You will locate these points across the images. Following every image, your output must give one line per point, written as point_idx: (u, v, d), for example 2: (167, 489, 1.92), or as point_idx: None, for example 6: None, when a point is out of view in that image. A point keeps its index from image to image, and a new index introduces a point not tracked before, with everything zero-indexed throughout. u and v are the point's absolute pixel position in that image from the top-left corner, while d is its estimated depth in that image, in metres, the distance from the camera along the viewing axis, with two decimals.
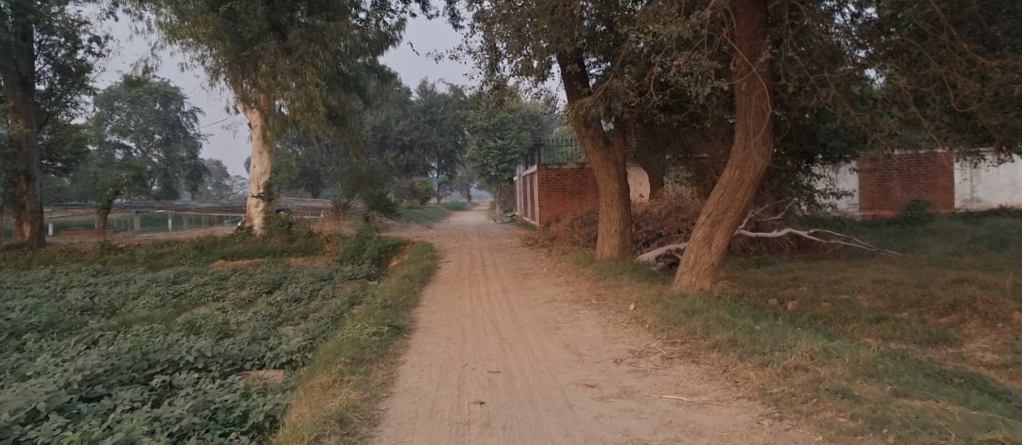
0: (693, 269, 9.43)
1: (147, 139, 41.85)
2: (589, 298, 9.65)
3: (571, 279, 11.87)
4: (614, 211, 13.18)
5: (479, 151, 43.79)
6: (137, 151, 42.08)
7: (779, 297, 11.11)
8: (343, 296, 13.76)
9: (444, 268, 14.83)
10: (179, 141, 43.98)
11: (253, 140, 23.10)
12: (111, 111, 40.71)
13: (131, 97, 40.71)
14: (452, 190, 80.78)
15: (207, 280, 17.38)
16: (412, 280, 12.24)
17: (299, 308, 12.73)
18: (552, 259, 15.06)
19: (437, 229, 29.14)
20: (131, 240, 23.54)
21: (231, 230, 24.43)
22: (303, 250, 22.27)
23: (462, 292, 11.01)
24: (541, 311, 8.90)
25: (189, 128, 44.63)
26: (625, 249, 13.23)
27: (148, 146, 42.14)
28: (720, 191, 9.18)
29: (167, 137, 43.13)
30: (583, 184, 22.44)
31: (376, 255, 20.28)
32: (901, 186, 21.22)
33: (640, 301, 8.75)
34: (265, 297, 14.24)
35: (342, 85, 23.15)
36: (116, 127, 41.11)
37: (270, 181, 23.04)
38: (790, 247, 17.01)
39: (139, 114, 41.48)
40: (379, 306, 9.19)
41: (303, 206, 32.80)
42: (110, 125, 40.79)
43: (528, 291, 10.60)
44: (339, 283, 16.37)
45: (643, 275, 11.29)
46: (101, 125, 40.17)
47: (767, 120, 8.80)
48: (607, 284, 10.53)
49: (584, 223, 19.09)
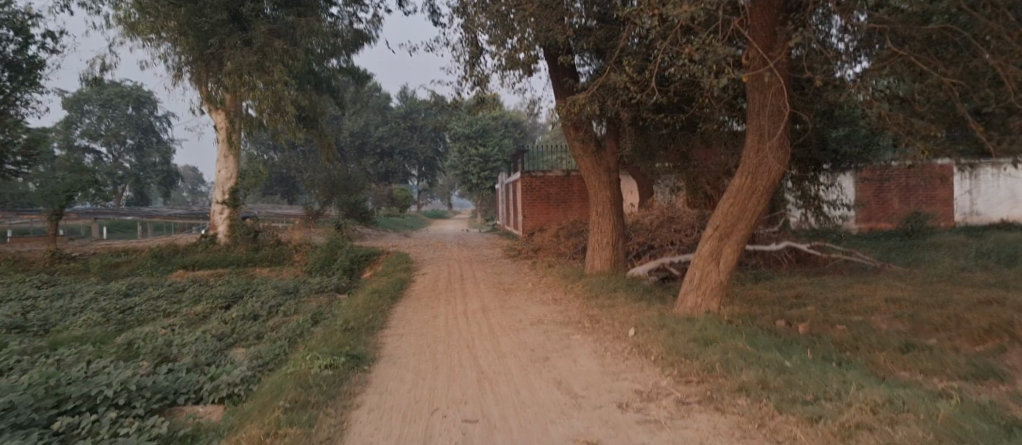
0: (698, 290, 8.35)
1: (118, 144, 40.01)
2: (581, 321, 8.50)
3: (559, 297, 10.70)
4: (605, 221, 12.10)
5: (459, 158, 42.60)
6: (107, 156, 40.26)
7: (788, 319, 10.07)
8: (307, 313, 12.41)
9: (420, 282, 13.58)
10: (152, 146, 42.13)
11: (219, 143, 21.72)
12: (80, 115, 38.85)
13: (101, 100, 38.85)
14: (432, 197, 79.51)
15: (163, 292, 15.98)
16: (383, 296, 10.98)
17: (257, 327, 11.34)
18: (537, 273, 13.87)
19: (414, 238, 27.85)
20: (84, 248, 21.81)
21: (194, 238, 22.95)
22: (269, 260, 20.89)
23: (437, 311, 9.83)
24: (527, 335, 7.73)
25: (162, 133, 42.77)
26: (617, 263, 12.12)
27: (119, 151, 40.31)
28: (730, 200, 8.15)
29: (140, 142, 41.24)
30: (569, 193, 21.35)
31: (348, 266, 18.99)
32: (899, 197, 20.58)
33: (641, 325, 7.62)
34: (219, 314, 12.82)
35: (314, 86, 21.90)
36: (86, 130, 39.24)
37: (235, 187, 21.66)
38: (789, 261, 16.17)
39: (110, 117, 39.60)
40: (340, 329, 7.94)
41: (274, 213, 31.28)
42: (79, 129, 38.91)
43: (511, 311, 9.46)
44: (306, 297, 15.06)
45: (639, 293, 10.16)
46: (68, 128, 38.29)
47: (784, 120, 7.84)
48: (600, 304, 9.39)
49: (570, 233, 18.00)
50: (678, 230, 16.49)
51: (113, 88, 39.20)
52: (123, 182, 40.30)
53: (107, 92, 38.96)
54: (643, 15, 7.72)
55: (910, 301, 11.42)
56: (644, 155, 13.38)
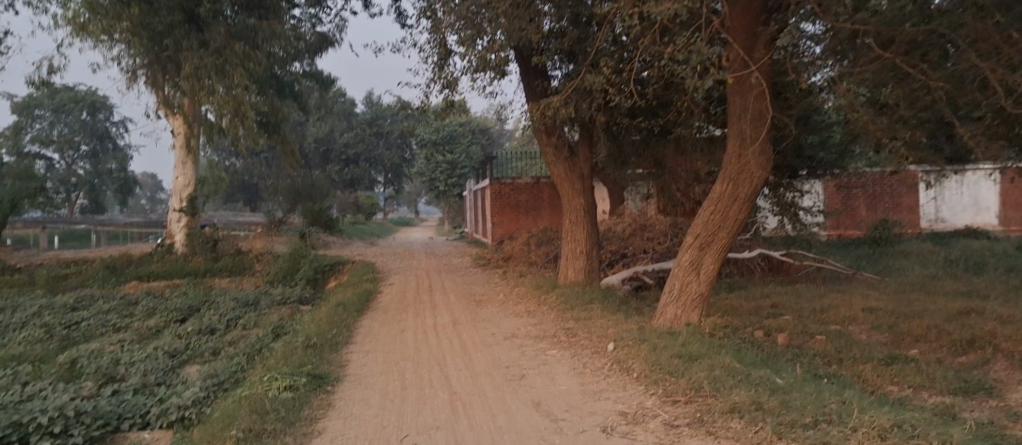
0: (678, 302, 8.07)
1: (71, 150, 38.37)
2: (557, 336, 8.14)
3: (533, 308, 10.33)
4: (579, 229, 11.78)
5: (427, 165, 42.04)
6: (60, 162, 38.63)
7: (766, 331, 9.89)
8: (268, 327, 11.79)
9: (386, 293, 13.06)
10: (108, 152, 40.56)
11: (176, 149, 20.86)
12: (31, 120, 37.17)
13: (53, 104, 37.24)
14: (399, 205, 78.57)
15: (113, 305, 15.14)
16: (348, 309, 10.46)
17: (213, 343, 10.68)
18: (509, 284, 13.49)
19: (380, 247, 27.21)
20: (31, 259, 20.68)
21: (149, 248, 21.98)
22: (228, 269, 20.09)
23: (405, 325, 9.36)
24: (500, 351, 7.35)
25: (119, 139, 41.18)
26: (591, 274, 11.82)
27: (72, 158, 38.66)
28: (710, 209, 7.91)
29: (95, 149, 39.66)
30: (539, 200, 21.01)
31: (312, 276, 18.34)
32: (866, 205, 20.80)
33: (621, 339, 7.31)
34: (172, 329, 12.08)
35: (276, 90, 21.21)
36: (37, 136, 37.43)
37: (193, 194, 20.82)
38: (761, 269, 16.11)
39: (63, 122, 37.83)
40: (302, 345, 7.41)
41: (234, 221, 30.26)
42: (29, 134, 37.18)
43: (483, 325, 9.04)
44: (267, 310, 14.40)
45: (615, 305, 9.86)
46: (17, 134, 36.58)
47: (767, 125, 7.65)
48: (576, 316, 9.03)
49: (541, 242, 17.67)
50: (651, 238, 16.35)
51: (66, 92, 37.60)
52: (77, 189, 38.70)
53: (60, 97, 37.36)
54: (623, 14, 7.46)
55: (885, 310, 11.36)
56: (617, 163, 13.16)
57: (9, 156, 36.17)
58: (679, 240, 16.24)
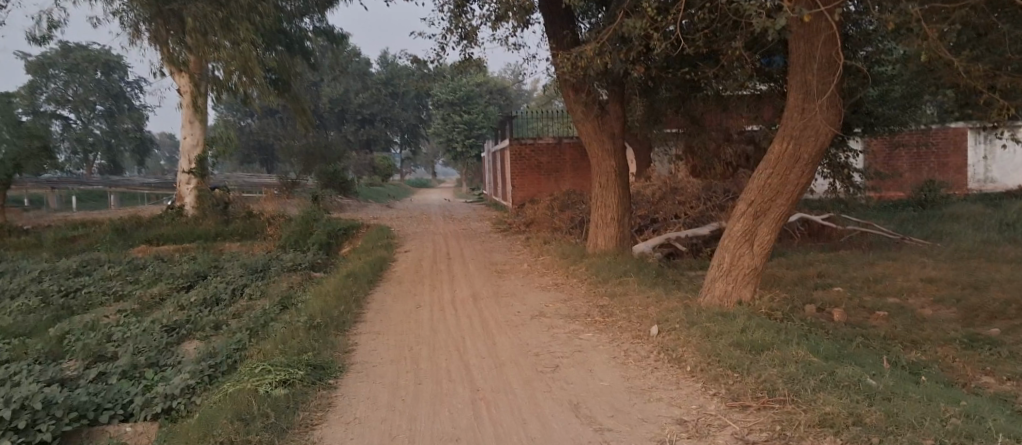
0: (728, 277, 7.11)
1: (87, 109, 37.63)
2: (590, 315, 7.27)
3: (560, 281, 9.45)
4: (610, 193, 10.80)
5: (443, 125, 40.97)
6: (76, 122, 37.77)
7: (819, 305, 8.95)
8: (274, 297, 11.03)
9: (401, 262, 12.22)
10: (124, 113, 39.89)
11: (183, 107, 20.03)
12: (44, 79, 36.01)
13: (68, 63, 36.26)
14: (416, 166, 77.83)
15: (119, 270, 14.47)
16: (358, 280, 9.65)
17: (215, 316, 9.91)
18: (531, 252, 12.62)
19: (396, 209, 26.38)
20: (39, 221, 20.09)
21: (160, 210, 21.33)
22: (240, 233, 19.38)
23: (420, 300, 8.55)
24: (528, 334, 6.52)
25: (134, 99, 40.34)
26: (622, 242, 10.88)
27: (89, 117, 37.79)
28: (767, 172, 6.87)
29: (111, 109, 38.80)
30: (561, 161, 19.95)
31: (325, 241, 17.55)
32: (910, 164, 19.39)
33: (667, 320, 6.40)
34: (175, 299, 11.33)
35: (286, 46, 20.24)
36: (52, 96, 36.38)
37: (203, 154, 20.06)
38: (800, 234, 15.08)
39: (78, 82, 36.74)
40: (305, 325, 6.60)
41: (247, 183, 29.53)
42: (44, 94, 36.06)
43: (506, 300, 8.19)
44: (277, 278, 13.62)
45: (650, 277, 8.95)
46: (32, 93, 35.72)
47: (837, 74, 6.53)
48: (609, 291, 8.14)
49: (564, 205, 16.70)
50: (681, 202, 15.37)
51: (80, 51, 36.62)
52: (94, 150, 37.95)
53: (74, 55, 36.33)
54: None
55: (947, 281, 10.33)
56: (649, 122, 12.16)
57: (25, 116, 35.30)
58: (712, 203, 15.25)
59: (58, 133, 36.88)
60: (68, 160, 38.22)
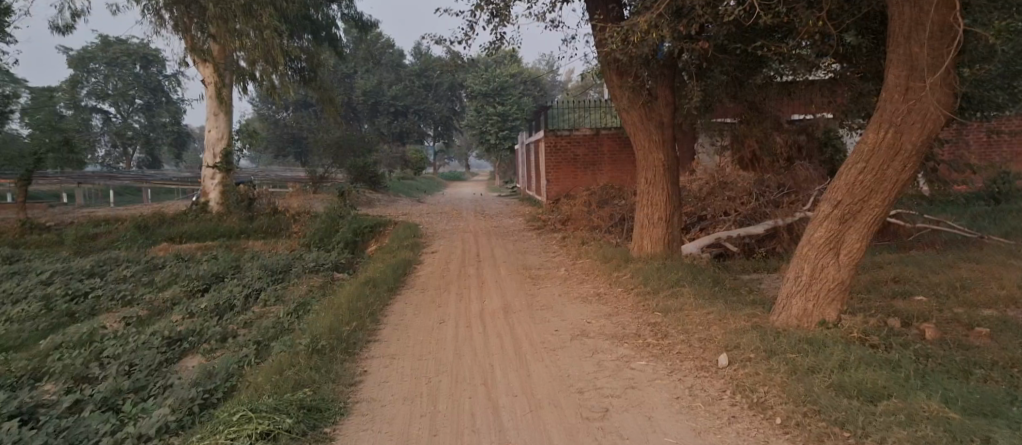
0: (808, 292, 5.91)
1: (126, 104, 37.54)
2: (641, 336, 6.18)
3: (602, 290, 8.34)
4: (657, 190, 9.65)
5: (477, 118, 40.01)
6: (116, 116, 38.14)
7: (906, 317, 7.69)
8: (290, 304, 10.19)
9: (427, 265, 11.25)
10: (161, 107, 39.45)
11: (208, 99, 19.42)
12: (86, 74, 36.35)
13: (108, 57, 36.38)
14: (449, 159, 77.19)
15: (135, 271, 13.86)
16: (377, 288, 8.70)
17: (224, 326, 9.09)
18: (568, 254, 11.55)
19: (427, 204, 25.51)
20: (63, 217, 19.61)
21: (184, 206, 20.74)
22: (264, 231, 18.68)
23: (445, 312, 7.60)
24: (570, 363, 5.49)
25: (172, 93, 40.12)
26: (671, 244, 9.73)
27: (128, 112, 37.89)
28: (859, 167, 5.65)
29: (149, 102, 38.73)
30: (598, 154, 18.76)
31: (350, 239, 16.71)
32: (977, 154, 17.76)
33: (739, 348, 5.29)
34: (186, 304, 10.61)
35: (312, 34, 19.47)
36: (93, 90, 36.73)
37: (227, 148, 19.45)
38: None
39: (117, 76, 36.81)
40: (307, 350, 5.69)
41: (275, 177, 28.98)
42: (85, 88, 36.39)
43: (542, 315, 7.19)
44: (296, 280, 12.80)
45: (708, 286, 7.80)
46: (75, 88, 36.09)
47: (953, 45, 5.32)
48: (661, 305, 7.02)
49: (603, 202, 15.58)
50: (731, 197, 14.10)
51: (118, 45, 36.53)
52: (133, 143, 38.20)
53: (113, 49, 36.40)
54: None
55: None
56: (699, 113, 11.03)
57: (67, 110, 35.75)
58: (766, 199, 13.96)
59: (99, 127, 37.54)
60: (108, 153, 38.60)
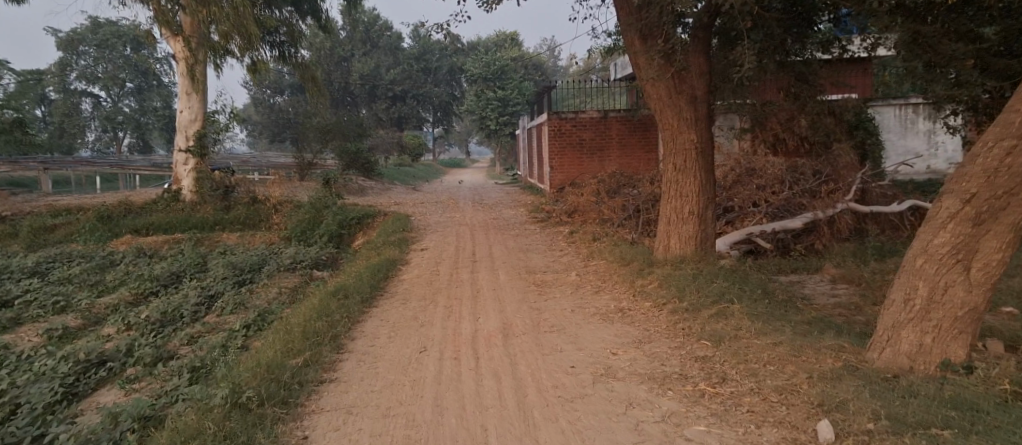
0: (925, 322, 4.20)
1: (116, 88, 35.59)
2: (690, 379, 4.50)
3: (625, 304, 6.67)
4: (687, 178, 7.95)
5: (476, 102, 38.15)
6: (106, 99, 36.30)
7: (1012, 337, 6.03)
8: (250, 316, 8.55)
9: (413, 265, 9.63)
10: (154, 90, 37.28)
11: (179, 77, 17.71)
12: (75, 56, 34.51)
13: (97, 39, 34.21)
14: (450, 145, 75.29)
15: (85, 269, 12.25)
16: (346, 300, 7.07)
17: (162, 344, 7.47)
18: (578, 255, 9.86)
19: (424, 193, 23.77)
20: (21, 206, 17.97)
21: (155, 194, 19.09)
22: (241, 222, 17.01)
23: (428, 336, 5.98)
24: (597, 429, 3.83)
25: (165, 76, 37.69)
26: (704, 244, 8.07)
27: (118, 95, 35.99)
28: (1006, 146, 3.91)
29: (140, 86, 36.72)
30: (606, 138, 17.04)
31: (334, 232, 15.05)
32: None
33: (843, 410, 3.64)
34: (127, 313, 8.97)
35: (294, 5, 17.69)
36: (83, 73, 34.83)
37: (201, 131, 17.80)
38: (909, 226, 12.29)
39: (107, 58, 34.73)
40: (225, 406, 4.06)
41: (262, 162, 27.24)
42: (74, 71, 34.66)
43: (553, 344, 5.55)
44: (268, 281, 11.17)
45: (764, 303, 6.11)
46: (61, 70, 34.36)
47: None
48: (708, 330, 5.35)
49: (614, 191, 13.94)
50: (761, 186, 12.39)
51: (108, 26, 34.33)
52: (123, 128, 36.38)
53: (102, 31, 33.86)
54: None
55: None
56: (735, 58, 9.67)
57: (56, 94, 34.67)
58: (801, 188, 12.29)
59: (88, 111, 35.76)
60: (97, 138, 36.86)
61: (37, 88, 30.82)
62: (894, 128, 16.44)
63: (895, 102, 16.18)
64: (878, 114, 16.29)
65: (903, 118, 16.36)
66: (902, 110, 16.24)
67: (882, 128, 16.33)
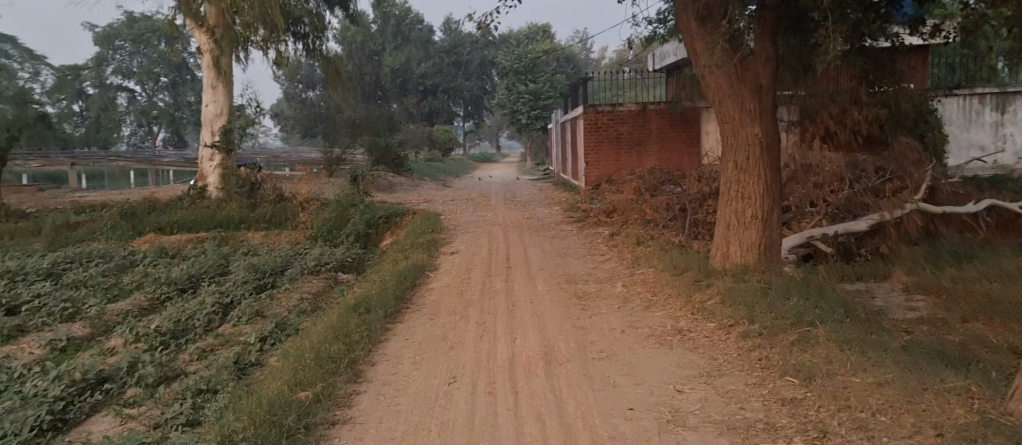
0: None
1: (152, 83, 35.51)
2: (781, 431, 3.65)
3: (683, 324, 5.82)
4: (751, 178, 7.03)
5: (507, 96, 37.22)
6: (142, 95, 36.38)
7: None
8: (267, 327, 7.90)
9: (441, 271, 8.89)
10: (188, 84, 36.93)
11: (205, 71, 17.24)
12: (111, 51, 34.56)
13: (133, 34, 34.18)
14: (482, 139, 74.40)
15: (104, 270, 11.78)
16: (366, 315, 6.35)
17: (169, 360, 6.85)
18: (621, 261, 9.01)
19: (453, 189, 23.05)
20: (48, 202, 17.74)
21: (181, 191, 18.71)
22: (266, 220, 16.49)
23: (459, 362, 5.22)
24: None
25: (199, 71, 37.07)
26: (768, 252, 7.16)
27: (153, 90, 35.89)
28: None
29: (175, 81, 36.62)
30: (645, 132, 16.07)
31: (360, 231, 14.41)
32: None
33: None
34: (137, 322, 8.39)
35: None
36: (118, 68, 34.84)
37: (226, 126, 17.32)
38: (987, 229, 11.12)
39: (142, 53, 34.51)
40: None
41: (291, 157, 26.77)
42: (110, 67, 34.68)
43: (605, 376, 4.73)
44: (289, 285, 10.53)
45: (851, 326, 5.21)
46: (98, 66, 34.44)
47: None
48: (793, 362, 4.47)
49: (656, 189, 13.02)
50: (819, 184, 11.37)
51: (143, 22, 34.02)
52: (158, 123, 36.44)
53: (137, 26, 33.79)
54: None
55: None
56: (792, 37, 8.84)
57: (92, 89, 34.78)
58: (864, 186, 11.22)
59: (124, 106, 35.82)
60: (132, 133, 36.99)
61: (73, 84, 30.85)
62: (956, 121, 14.94)
63: (959, 92, 14.72)
64: (940, 106, 14.78)
65: (967, 109, 14.87)
66: (966, 101, 14.76)
67: (944, 121, 14.83)
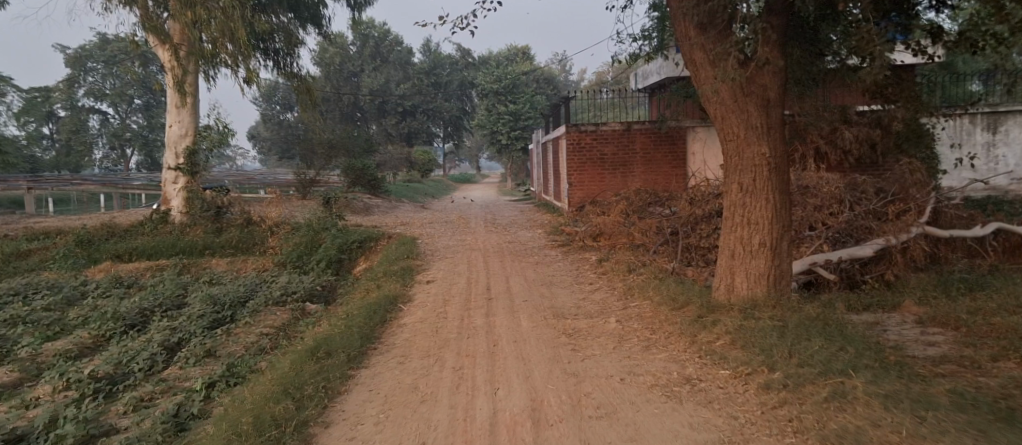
0: None
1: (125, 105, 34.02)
2: None
3: (691, 371, 5.07)
4: (759, 202, 6.34)
5: (488, 117, 36.58)
6: (114, 116, 34.86)
7: None
8: (216, 369, 6.98)
9: (415, 305, 8.05)
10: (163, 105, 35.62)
11: (168, 89, 16.32)
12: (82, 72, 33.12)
13: (105, 55, 32.95)
14: (462, 161, 73.56)
15: (48, 304, 10.75)
16: (326, 362, 5.50)
17: (96, 414, 5.90)
18: (612, 291, 8.24)
19: (432, 211, 22.18)
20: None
21: (143, 215, 17.66)
22: (232, 246, 15.49)
23: (432, 422, 4.38)
24: None
25: None
26: (777, 284, 6.46)
27: (126, 112, 34.43)
28: None
29: (149, 102, 35.11)
30: (631, 152, 15.42)
31: (332, 257, 13.51)
32: None
33: None
34: (69, 365, 7.40)
35: (292, 11, 16.28)
36: (90, 90, 33.50)
37: (191, 147, 16.39)
38: (993, 254, 10.58)
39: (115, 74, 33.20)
40: None
41: (263, 180, 25.72)
42: (82, 88, 33.33)
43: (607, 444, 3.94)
44: (250, 319, 9.59)
45: (887, 376, 4.51)
46: (69, 87, 33.10)
47: None
48: (833, 427, 3.72)
49: (644, 211, 12.33)
50: (817, 207, 10.76)
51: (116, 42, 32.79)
52: (130, 145, 35.08)
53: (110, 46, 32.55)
54: None
55: None
56: (790, 52, 8.29)
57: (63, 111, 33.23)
58: (864, 208, 10.64)
59: (95, 128, 34.46)
60: (104, 156, 35.67)
61: None
62: (948, 140, 14.58)
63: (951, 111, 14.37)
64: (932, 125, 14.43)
65: (959, 127, 14.52)
66: (959, 120, 14.42)
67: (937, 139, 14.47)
